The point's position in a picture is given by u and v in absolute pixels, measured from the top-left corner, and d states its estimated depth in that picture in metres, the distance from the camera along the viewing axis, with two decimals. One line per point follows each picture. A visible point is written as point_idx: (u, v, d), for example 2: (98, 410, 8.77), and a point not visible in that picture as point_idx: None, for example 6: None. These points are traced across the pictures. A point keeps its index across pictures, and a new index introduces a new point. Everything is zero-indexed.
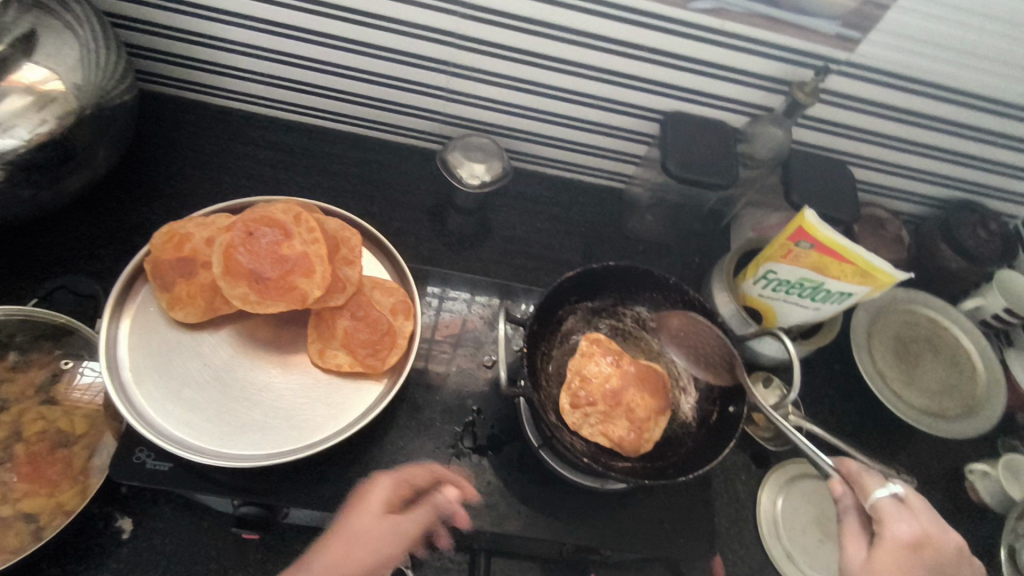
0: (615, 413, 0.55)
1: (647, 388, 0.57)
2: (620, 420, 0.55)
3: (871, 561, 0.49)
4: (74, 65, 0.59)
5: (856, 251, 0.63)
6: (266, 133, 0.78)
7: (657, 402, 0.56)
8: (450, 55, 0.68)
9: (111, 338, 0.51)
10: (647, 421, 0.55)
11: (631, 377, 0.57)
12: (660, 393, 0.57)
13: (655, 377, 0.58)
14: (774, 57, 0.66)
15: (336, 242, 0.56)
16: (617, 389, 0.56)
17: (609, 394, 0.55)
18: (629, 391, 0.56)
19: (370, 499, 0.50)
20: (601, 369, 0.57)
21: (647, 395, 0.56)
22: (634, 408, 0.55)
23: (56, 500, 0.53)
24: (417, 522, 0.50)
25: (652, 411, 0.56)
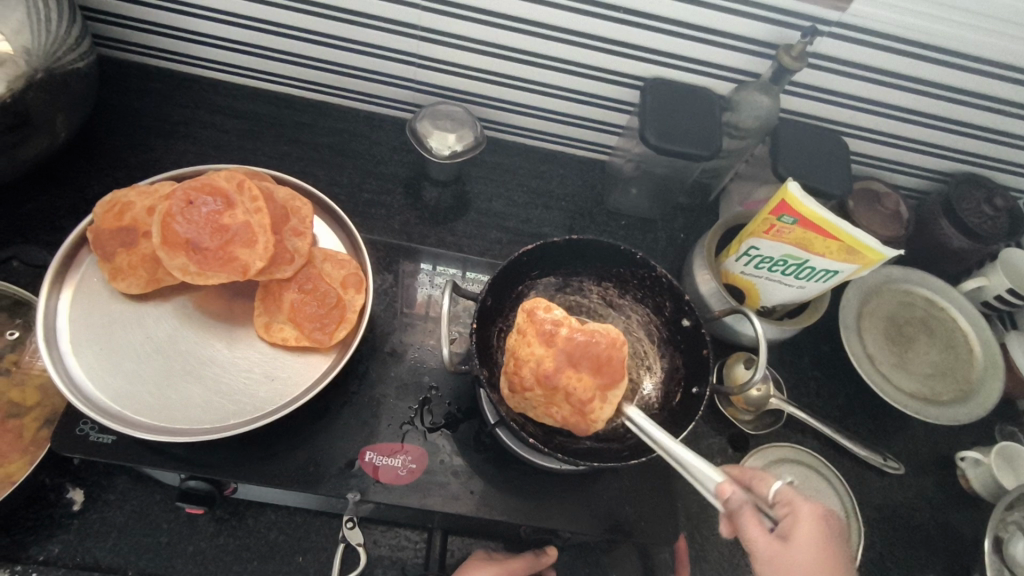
0: (555, 396, 0.50)
1: (589, 365, 0.50)
2: (561, 403, 0.51)
3: (787, 542, 0.42)
4: (20, 28, 0.57)
5: (840, 226, 0.59)
6: (235, 102, 0.76)
7: (601, 380, 0.50)
8: (417, 18, 0.65)
9: (51, 308, 0.50)
10: (593, 402, 0.50)
11: (568, 357, 0.51)
12: (605, 368, 0.51)
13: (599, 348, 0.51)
14: (759, 18, 0.62)
15: (282, 212, 0.54)
16: (553, 373, 0.50)
17: (544, 379, 0.50)
18: (566, 374, 0.50)
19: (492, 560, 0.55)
20: (534, 350, 0.51)
21: (589, 372, 0.50)
22: (573, 391, 0.50)
23: (5, 470, 0.52)
24: (518, 564, 0.55)
25: (596, 391, 0.50)
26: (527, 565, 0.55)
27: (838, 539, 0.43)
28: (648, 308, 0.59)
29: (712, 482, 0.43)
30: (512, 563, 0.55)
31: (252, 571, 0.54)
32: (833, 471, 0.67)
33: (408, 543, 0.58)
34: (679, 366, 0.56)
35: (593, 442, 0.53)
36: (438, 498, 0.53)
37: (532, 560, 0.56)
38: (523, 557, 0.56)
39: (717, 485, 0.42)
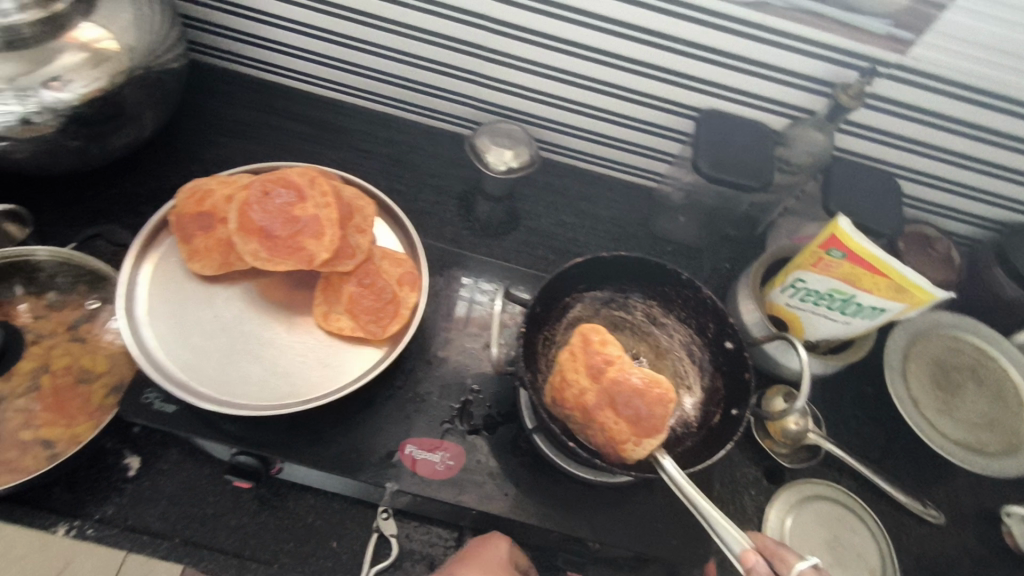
0: (592, 428, 0.50)
1: (629, 407, 0.49)
2: (597, 435, 0.50)
3: None
4: (126, 27, 0.64)
5: (892, 264, 0.59)
6: (307, 110, 0.81)
7: (638, 423, 0.48)
8: (484, 39, 0.69)
9: (132, 281, 0.54)
10: (627, 441, 0.48)
11: (610, 392, 0.50)
12: (646, 411, 0.49)
13: (644, 390, 0.50)
14: (818, 56, 0.64)
15: (349, 209, 0.57)
16: (593, 404, 0.50)
17: (583, 409, 0.50)
18: (604, 408, 0.50)
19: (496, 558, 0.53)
20: (579, 380, 0.51)
21: (627, 414, 0.49)
22: (607, 427, 0.49)
23: (72, 431, 0.56)
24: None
25: (631, 433, 0.48)
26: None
27: None
28: (692, 329, 0.60)
29: (737, 547, 0.43)
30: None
31: (288, 552, 0.56)
32: (886, 538, 0.64)
33: (438, 541, 0.59)
34: (719, 388, 0.56)
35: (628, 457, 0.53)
36: (473, 496, 0.54)
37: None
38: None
39: (742, 551, 0.43)
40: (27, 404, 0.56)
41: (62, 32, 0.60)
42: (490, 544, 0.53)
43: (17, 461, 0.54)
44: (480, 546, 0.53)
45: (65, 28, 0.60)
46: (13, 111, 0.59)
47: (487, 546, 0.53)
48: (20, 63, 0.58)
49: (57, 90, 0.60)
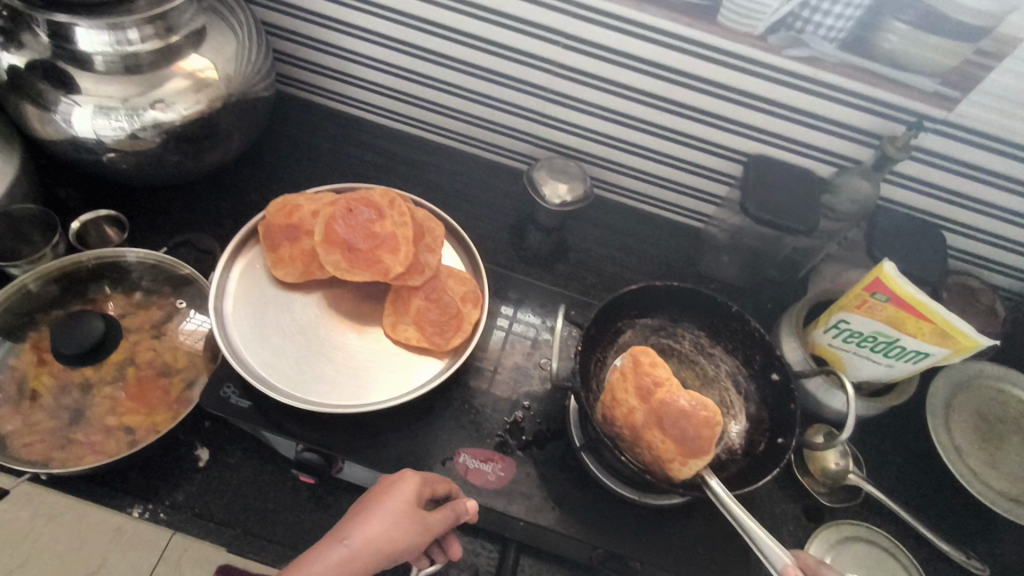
0: (638, 446, 0.53)
1: (677, 427, 0.51)
2: (644, 453, 0.52)
3: None
4: (229, 59, 0.70)
5: (935, 309, 0.61)
6: (376, 139, 0.87)
7: (684, 444, 0.51)
8: (548, 81, 0.74)
9: (222, 283, 0.59)
10: (673, 461, 0.51)
11: (658, 413, 0.52)
12: (693, 433, 0.51)
13: (692, 413, 0.52)
14: (865, 109, 0.67)
15: (423, 229, 0.62)
16: (641, 423, 0.53)
17: (631, 426, 0.53)
18: (652, 428, 0.52)
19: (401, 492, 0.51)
20: (629, 399, 0.54)
21: (674, 435, 0.51)
22: (654, 445, 0.51)
23: (151, 419, 0.60)
24: (440, 520, 0.51)
25: (677, 453, 0.51)
26: (443, 524, 0.51)
27: None
28: (738, 360, 0.62)
29: (779, 561, 0.45)
30: (435, 527, 0.50)
31: None
32: None
33: (482, 551, 0.61)
34: (765, 417, 0.58)
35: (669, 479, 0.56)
36: (521, 507, 0.57)
37: (449, 517, 0.52)
38: (444, 517, 0.51)
39: (782, 564, 0.44)
40: (114, 393, 0.61)
41: (173, 62, 0.67)
42: (399, 482, 0.52)
43: (103, 444, 0.58)
44: (387, 488, 0.51)
45: (176, 57, 0.67)
46: (124, 128, 0.66)
47: (395, 485, 0.51)
48: (136, 86, 0.66)
49: (164, 111, 0.67)
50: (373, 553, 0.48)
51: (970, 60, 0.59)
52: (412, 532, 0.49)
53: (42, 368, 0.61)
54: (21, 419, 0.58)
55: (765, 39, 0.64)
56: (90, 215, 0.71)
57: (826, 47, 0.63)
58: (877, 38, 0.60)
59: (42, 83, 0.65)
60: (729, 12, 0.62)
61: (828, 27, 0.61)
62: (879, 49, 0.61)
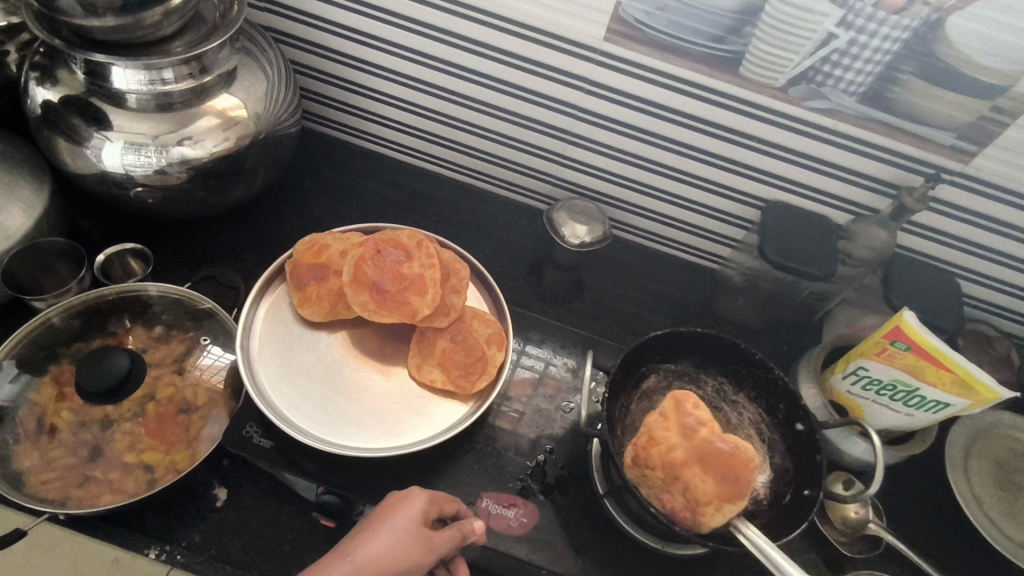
0: (672, 487, 0.52)
1: (716, 469, 0.51)
2: (676, 494, 0.52)
3: None
4: (257, 98, 0.71)
5: (956, 360, 0.62)
6: (396, 175, 0.88)
7: (722, 488, 0.51)
8: (569, 125, 0.76)
9: (248, 321, 0.60)
10: (708, 505, 0.50)
11: (701, 453, 0.52)
12: (732, 478, 0.51)
13: (733, 457, 0.52)
14: (883, 160, 0.68)
15: (449, 270, 0.62)
16: (681, 461, 0.52)
17: (669, 464, 0.53)
18: (692, 466, 0.52)
19: (408, 511, 0.51)
20: (669, 437, 0.54)
21: (714, 478, 0.51)
22: (691, 486, 0.51)
23: (170, 458, 0.59)
24: (444, 541, 0.51)
25: (715, 497, 0.50)
26: (449, 545, 0.51)
27: None
28: (761, 408, 0.62)
29: None
30: (437, 548, 0.50)
31: None
32: None
33: None
34: (790, 468, 0.58)
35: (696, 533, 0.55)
36: (544, 555, 0.56)
37: (456, 536, 0.51)
38: (450, 536, 0.51)
39: None
40: (133, 429, 0.60)
41: (204, 100, 0.68)
42: (405, 499, 0.52)
43: (122, 482, 0.57)
44: (393, 505, 0.51)
45: (208, 97, 0.68)
46: (152, 163, 0.67)
47: (402, 504, 0.51)
48: (166, 123, 0.67)
49: (192, 148, 0.68)
50: (377, 568, 0.48)
51: (987, 117, 0.61)
52: (414, 551, 0.49)
53: (62, 404, 0.60)
54: (39, 455, 0.58)
55: (786, 90, 0.65)
56: (115, 249, 0.71)
57: (846, 101, 0.64)
58: (896, 94, 0.62)
59: (74, 118, 0.66)
60: (751, 65, 0.63)
61: (848, 81, 0.62)
62: (897, 103, 0.62)
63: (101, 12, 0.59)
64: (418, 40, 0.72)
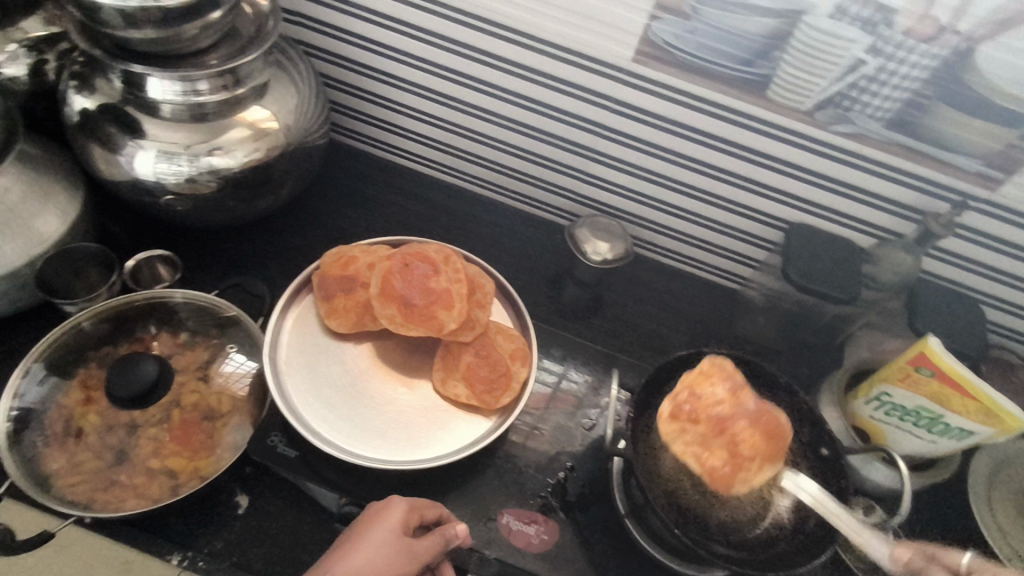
0: (716, 440, 0.55)
1: (762, 426, 0.55)
2: (720, 449, 0.54)
3: None
4: (287, 110, 0.72)
5: (980, 387, 0.61)
6: (420, 188, 0.89)
7: (767, 445, 0.54)
8: (592, 143, 0.77)
9: (276, 330, 0.61)
10: (751, 462, 0.54)
11: (746, 410, 0.55)
12: (775, 434, 0.55)
13: (774, 416, 0.56)
14: (908, 184, 0.68)
15: (475, 284, 0.63)
16: (727, 416, 0.55)
17: (715, 419, 0.55)
18: (739, 422, 0.55)
19: (387, 521, 0.51)
20: (716, 392, 0.57)
21: (760, 434, 0.54)
22: (738, 441, 0.54)
23: (194, 464, 0.60)
24: (427, 547, 0.51)
25: (759, 452, 0.54)
26: (432, 551, 0.51)
27: None
28: None
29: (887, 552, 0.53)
30: (419, 556, 0.50)
31: None
32: None
33: None
34: None
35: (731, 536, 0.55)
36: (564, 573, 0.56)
37: (438, 542, 0.51)
38: (432, 543, 0.51)
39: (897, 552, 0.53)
40: (157, 434, 0.61)
41: (235, 112, 0.69)
42: (384, 510, 0.52)
43: (147, 487, 0.58)
44: (373, 518, 0.51)
45: (239, 109, 0.69)
46: (183, 172, 0.68)
47: (381, 515, 0.51)
48: (198, 133, 0.68)
49: (222, 157, 0.69)
50: None
51: (1016, 146, 0.60)
52: (398, 561, 0.49)
53: (89, 408, 0.61)
54: (66, 458, 0.58)
55: (813, 114, 0.65)
56: (144, 255, 0.72)
57: (873, 126, 0.64)
58: (924, 120, 0.62)
59: (110, 127, 0.67)
60: (779, 89, 0.64)
61: (875, 107, 0.62)
62: (925, 130, 0.62)
63: (140, 24, 0.60)
64: (447, 57, 0.73)
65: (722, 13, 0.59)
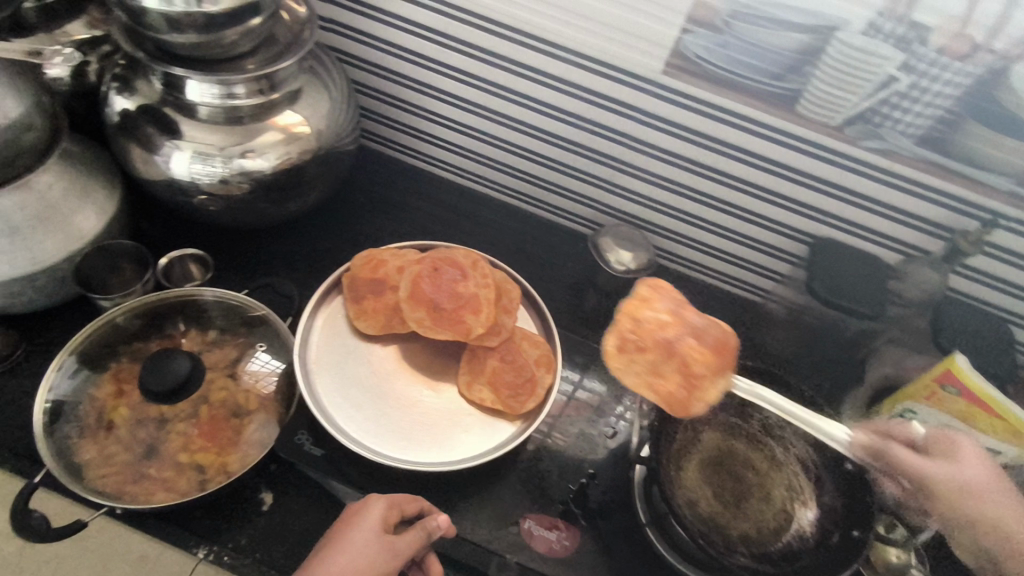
0: (666, 365, 0.57)
1: (709, 343, 0.57)
2: (672, 371, 0.56)
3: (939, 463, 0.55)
4: (319, 114, 0.73)
5: (1008, 406, 0.61)
6: (444, 195, 0.90)
7: (716, 361, 0.57)
8: (619, 153, 0.77)
9: (306, 330, 0.62)
10: (703, 380, 0.56)
11: (690, 328, 0.58)
12: (720, 345, 0.58)
13: (719, 329, 0.59)
14: (937, 202, 0.68)
15: (501, 289, 0.64)
16: (672, 339, 0.57)
17: (662, 343, 0.57)
18: (684, 341, 0.57)
19: (367, 520, 0.51)
20: (658, 315, 0.59)
21: (708, 351, 0.57)
22: (689, 361, 0.56)
23: (221, 460, 0.61)
24: (410, 541, 0.51)
25: (708, 368, 0.56)
26: (415, 545, 0.51)
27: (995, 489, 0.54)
28: (809, 445, 0.63)
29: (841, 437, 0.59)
30: (404, 551, 0.50)
31: None
32: None
33: None
34: (840, 507, 0.58)
35: (751, 529, 0.57)
36: None
37: (420, 536, 0.52)
38: (415, 536, 0.51)
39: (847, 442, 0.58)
40: (186, 429, 0.61)
41: (269, 116, 0.70)
42: (363, 510, 0.52)
43: (175, 481, 0.59)
44: (351, 519, 0.51)
45: (273, 113, 0.71)
46: (217, 173, 0.70)
47: (360, 514, 0.52)
48: (233, 136, 0.70)
49: (255, 159, 0.70)
50: None
51: None
52: (383, 559, 0.49)
53: (121, 401, 0.62)
54: (98, 450, 0.59)
55: (842, 129, 0.65)
56: (177, 253, 0.75)
57: (903, 142, 0.64)
58: (955, 138, 0.61)
59: (149, 127, 0.69)
60: (809, 104, 0.64)
61: (906, 123, 0.62)
62: (956, 147, 0.62)
63: (183, 28, 0.61)
64: (477, 66, 0.74)
65: (755, 28, 0.60)
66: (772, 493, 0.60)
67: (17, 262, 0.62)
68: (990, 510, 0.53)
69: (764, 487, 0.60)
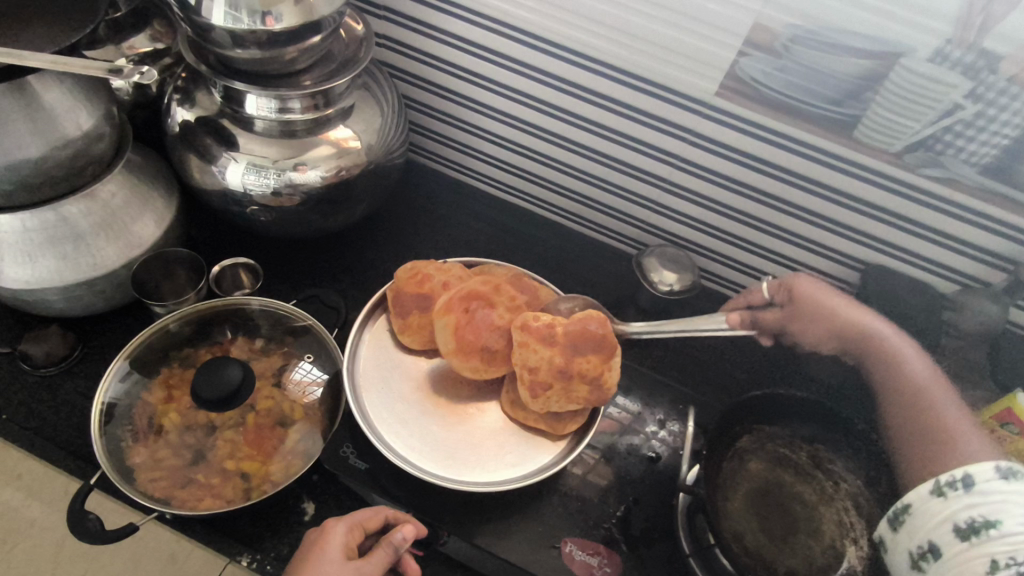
0: (573, 386, 0.57)
1: (589, 346, 0.58)
2: (579, 388, 0.58)
3: (790, 307, 0.70)
4: (370, 130, 0.74)
5: None
6: (488, 210, 0.91)
7: (601, 357, 0.58)
8: (667, 173, 0.77)
9: (354, 345, 0.64)
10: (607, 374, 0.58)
11: (571, 351, 0.57)
12: (602, 339, 0.58)
13: (591, 323, 0.59)
14: (1002, 233, 0.65)
15: (541, 309, 0.65)
16: (563, 364, 0.57)
17: (558, 373, 0.57)
18: (574, 360, 0.57)
19: (330, 549, 0.52)
20: (542, 353, 0.57)
21: (593, 354, 0.58)
22: (585, 374, 0.57)
23: (266, 469, 0.61)
24: (377, 560, 0.52)
25: (600, 364, 0.58)
26: (383, 562, 0.52)
27: (835, 297, 0.68)
28: (862, 481, 0.60)
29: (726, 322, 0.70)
30: (375, 570, 0.52)
31: None
32: None
33: None
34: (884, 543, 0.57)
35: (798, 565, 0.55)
36: None
37: (388, 552, 0.52)
38: (382, 554, 0.52)
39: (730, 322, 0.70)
40: (233, 436, 0.62)
41: (322, 130, 0.72)
42: (325, 537, 0.53)
43: (221, 488, 0.60)
44: (313, 550, 0.52)
45: (326, 127, 0.72)
46: (269, 184, 0.71)
47: (322, 543, 0.52)
48: (286, 149, 0.71)
49: (306, 173, 0.71)
50: None
51: None
52: None
53: (170, 406, 0.64)
54: (148, 454, 0.61)
55: (901, 156, 0.63)
56: (230, 262, 0.77)
57: (966, 171, 0.61)
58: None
59: (206, 138, 0.71)
60: (867, 129, 0.62)
61: (971, 151, 0.59)
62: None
63: (245, 44, 0.63)
64: (526, 83, 0.75)
65: (815, 53, 0.59)
66: (821, 528, 0.59)
67: (80, 267, 0.65)
68: (835, 321, 0.66)
69: (814, 521, 0.59)
